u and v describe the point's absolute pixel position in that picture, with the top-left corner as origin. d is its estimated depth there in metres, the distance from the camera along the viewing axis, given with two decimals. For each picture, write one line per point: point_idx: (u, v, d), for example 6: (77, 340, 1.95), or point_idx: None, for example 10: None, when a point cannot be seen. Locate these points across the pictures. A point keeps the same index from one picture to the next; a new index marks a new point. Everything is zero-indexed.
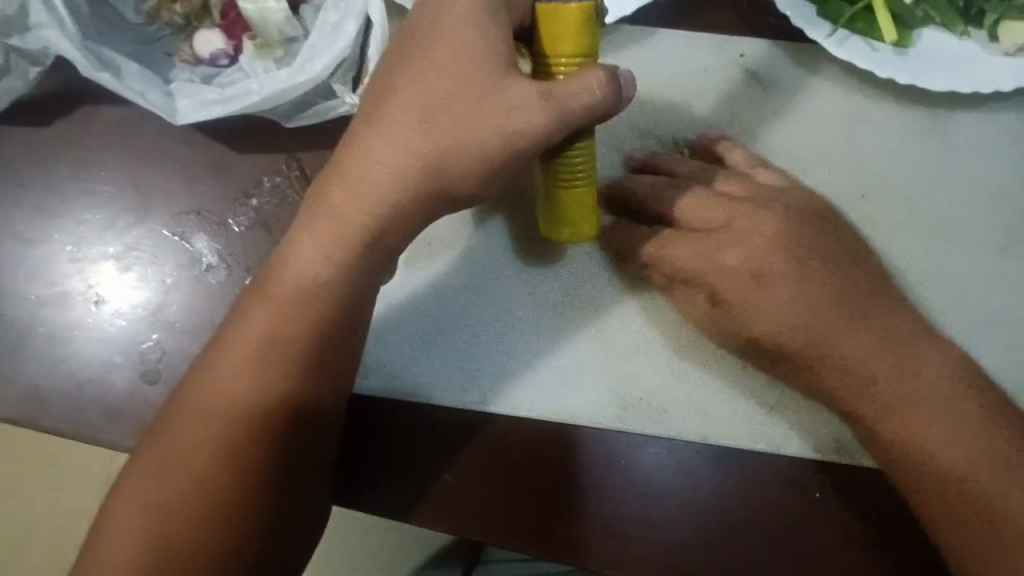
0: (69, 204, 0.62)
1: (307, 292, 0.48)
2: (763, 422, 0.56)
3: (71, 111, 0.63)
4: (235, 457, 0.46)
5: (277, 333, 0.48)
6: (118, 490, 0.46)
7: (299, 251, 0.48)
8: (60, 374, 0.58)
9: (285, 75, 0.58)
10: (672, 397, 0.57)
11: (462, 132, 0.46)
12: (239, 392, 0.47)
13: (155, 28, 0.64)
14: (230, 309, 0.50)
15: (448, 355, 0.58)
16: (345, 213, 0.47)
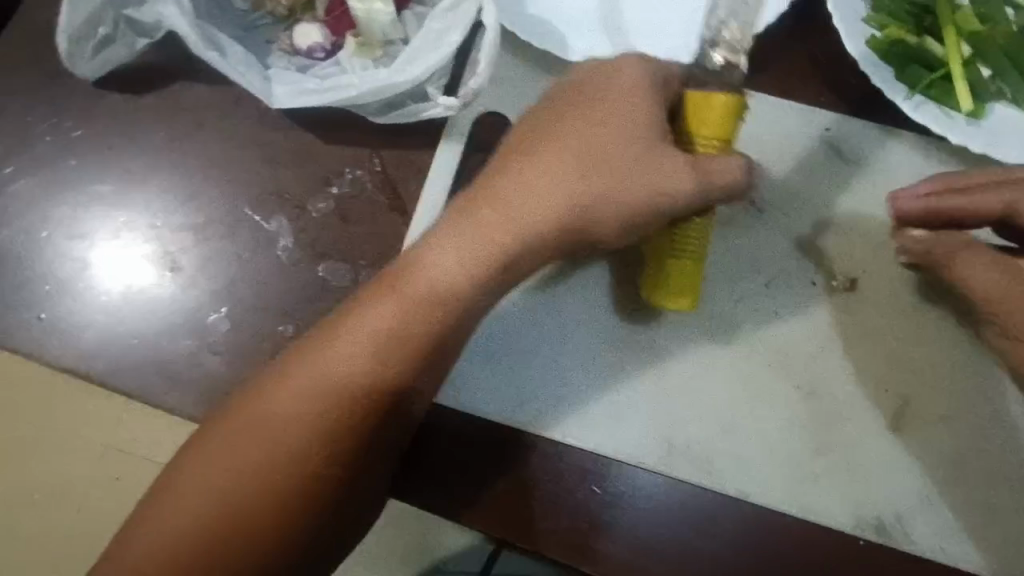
0: (153, 172, 0.64)
1: (437, 297, 0.49)
2: (817, 484, 0.57)
3: (167, 84, 0.65)
4: (324, 444, 0.47)
5: (400, 334, 0.49)
6: (197, 445, 0.47)
7: (435, 258, 0.50)
8: (130, 336, 0.61)
9: (384, 74, 0.60)
10: (735, 451, 0.57)
11: (614, 182, 0.49)
12: (351, 386, 0.48)
13: (256, 16, 0.66)
14: (350, 298, 0.51)
15: (529, 384, 0.59)
16: (489, 231, 0.49)
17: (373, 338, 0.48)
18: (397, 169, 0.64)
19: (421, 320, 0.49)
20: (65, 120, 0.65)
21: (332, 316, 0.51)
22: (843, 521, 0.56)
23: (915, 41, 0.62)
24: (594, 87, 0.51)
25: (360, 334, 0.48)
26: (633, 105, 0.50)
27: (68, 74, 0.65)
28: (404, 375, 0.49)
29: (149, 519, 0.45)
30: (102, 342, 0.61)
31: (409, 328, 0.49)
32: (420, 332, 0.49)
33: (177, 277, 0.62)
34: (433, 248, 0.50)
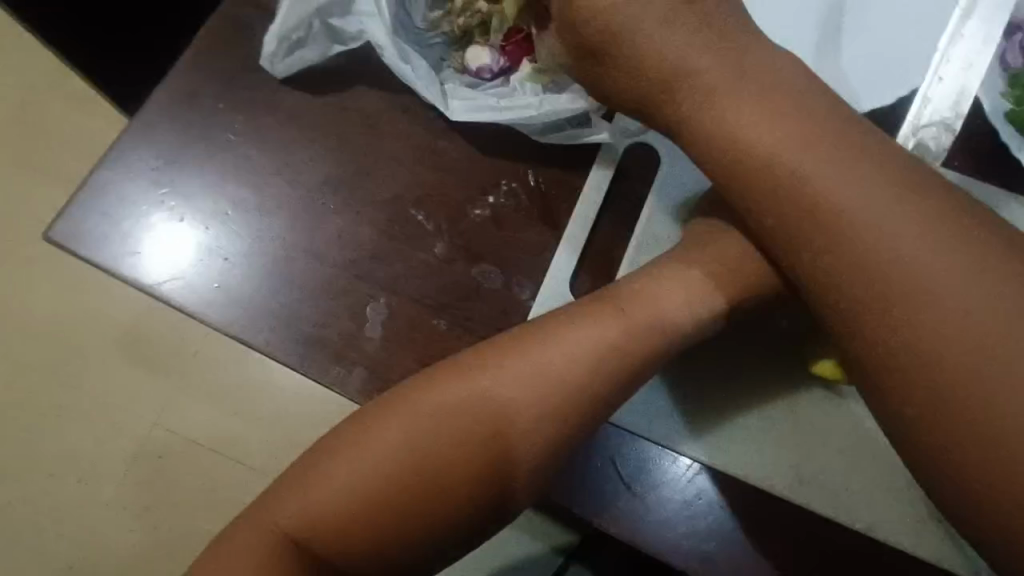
0: (328, 165, 0.70)
1: (657, 324, 0.56)
2: (942, 535, 0.60)
3: (349, 87, 0.71)
4: (525, 429, 0.53)
5: (622, 348, 0.55)
6: (411, 405, 0.53)
7: (663, 292, 0.58)
8: (298, 312, 0.66)
9: (561, 100, 0.67)
10: (876, 497, 0.61)
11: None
12: (572, 389, 0.53)
13: (432, 34, 0.71)
14: (570, 306, 0.57)
15: (696, 414, 0.63)
16: (722, 285, 0.58)
17: (596, 354, 0.54)
18: (552, 186, 0.69)
19: (635, 340, 0.55)
20: (256, 112, 0.71)
21: (545, 318, 0.56)
22: (963, 566, 0.59)
23: None
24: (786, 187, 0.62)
25: (589, 345, 0.54)
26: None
27: (265, 71, 0.71)
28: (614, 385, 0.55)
29: (361, 459, 0.52)
30: (273, 316, 0.66)
31: (622, 346, 0.55)
32: (632, 352, 0.55)
33: (344, 263, 0.67)
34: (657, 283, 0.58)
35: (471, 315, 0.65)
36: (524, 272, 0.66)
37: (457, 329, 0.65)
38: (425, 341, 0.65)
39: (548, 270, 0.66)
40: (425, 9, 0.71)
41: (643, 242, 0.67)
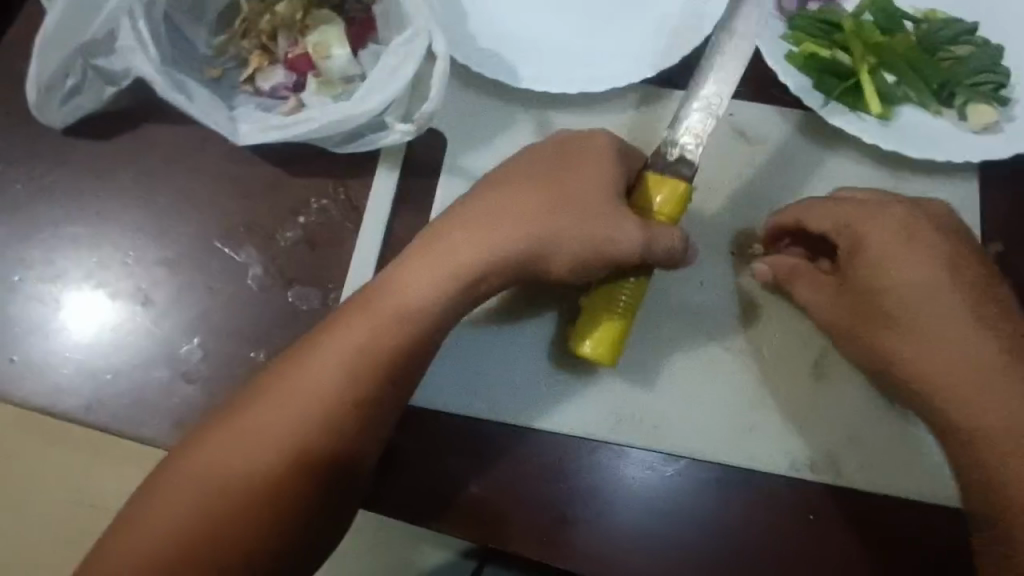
0: (124, 212, 0.67)
1: (412, 315, 0.55)
2: (757, 442, 0.61)
3: (137, 127, 0.68)
4: (298, 447, 0.51)
5: (376, 346, 0.54)
6: (181, 456, 0.51)
7: (413, 280, 0.55)
8: (109, 372, 0.63)
9: (345, 107, 0.64)
10: (685, 423, 0.62)
11: (572, 224, 0.56)
12: (331, 396, 0.52)
13: (221, 61, 0.71)
14: (328, 315, 0.55)
15: (501, 386, 0.63)
16: (471, 270, 0.56)
17: (352, 351, 0.53)
18: (360, 196, 0.68)
19: (389, 332, 0.54)
20: (38, 168, 0.67)
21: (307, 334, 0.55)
22: (777, 464, 0.61)
23: (827, 54, 0.69)
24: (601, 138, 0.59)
25: (343, 343, 0.53)
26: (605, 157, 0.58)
27: (41, 125, 0.68)
28: (375, 380, 0.53)
29: (125, 530, 0.48)
30: (82, 378, 0.63)
31: (373, 341, 0.54)
32: (387, 343, 0.54)
33: (152, 309, 0.64)
34: (404, 267, 0.56)
35: (291, 340, 0.63)
36: (342, 287, 0.65)
37: (278, 357, 0.63)
38: (246, 376, 0.62)
39: (366, 281, 0.65)
40: (209, 37, 0.71)
41: None
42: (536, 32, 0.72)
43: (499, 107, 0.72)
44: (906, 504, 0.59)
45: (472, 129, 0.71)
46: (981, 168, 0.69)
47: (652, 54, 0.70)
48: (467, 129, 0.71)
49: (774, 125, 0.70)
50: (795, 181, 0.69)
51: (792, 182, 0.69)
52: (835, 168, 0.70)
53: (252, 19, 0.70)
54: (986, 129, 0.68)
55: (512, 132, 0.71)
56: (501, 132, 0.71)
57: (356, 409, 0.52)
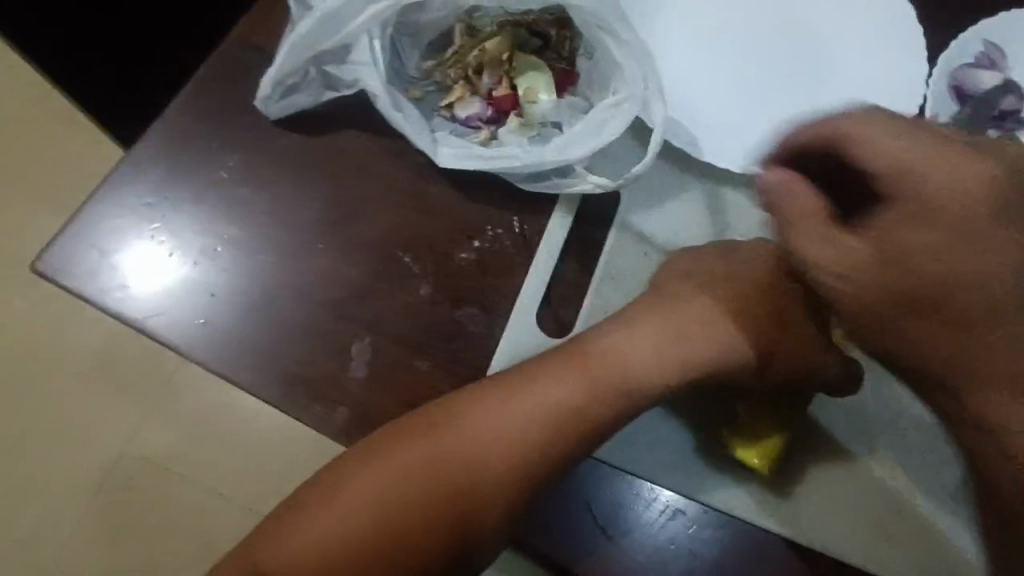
0: (318, 206, 0.71)
1: (620, 389, 0.60)
2: (897, 561, 0.63)
3: (341, 130, 0.73)
4: (487, 480, 0.57)
5: (583, 408, 0.59)
6: (385, 455, 0.56)
7: (631, 354, 0.61)
8: (282, 351, 0.67)
9: (542, 150, 0.69)
10: (841, 530, 0.63)
11: (789, 349, 0.64)
12: (530, 443, 0.57)
13: (424, 84, 0.76)
14: (543, 363, 0.60)
15: (676, 461, 0.65)
16: (691, 365, 0.62)
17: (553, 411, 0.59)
18: (535, 234, 0.71)
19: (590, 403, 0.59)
20: (251, 153, 0.73)
21: (521, 375, 0.60)
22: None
23: None
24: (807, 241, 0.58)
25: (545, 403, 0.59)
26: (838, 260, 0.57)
27: (258, 114, 0.73)
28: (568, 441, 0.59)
29: (324, 500, 0.56)
30: (257, 353, 0.67)
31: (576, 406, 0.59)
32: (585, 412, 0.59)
33: (330, 303, 0.68)
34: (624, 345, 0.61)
35: (453, 358, 0.67)
36: (508, 316, 0.68)
37: (439, 372, 0.66)
38: (407, 384, 0.65)
39: (531, 315, 0.68)
40: (418, 60, 0.76)
41: (605, 275, 0.71)
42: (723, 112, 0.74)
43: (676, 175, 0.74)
44: None
45: (646, 190, 0.74)
46: None
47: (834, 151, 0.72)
48: (641, 188, 0.74)
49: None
50: None
51: None
52: None
53: (463, 51, 0.76)
54: None
55: (682, 200, 0.74)
56: (672, 198, 0.74)
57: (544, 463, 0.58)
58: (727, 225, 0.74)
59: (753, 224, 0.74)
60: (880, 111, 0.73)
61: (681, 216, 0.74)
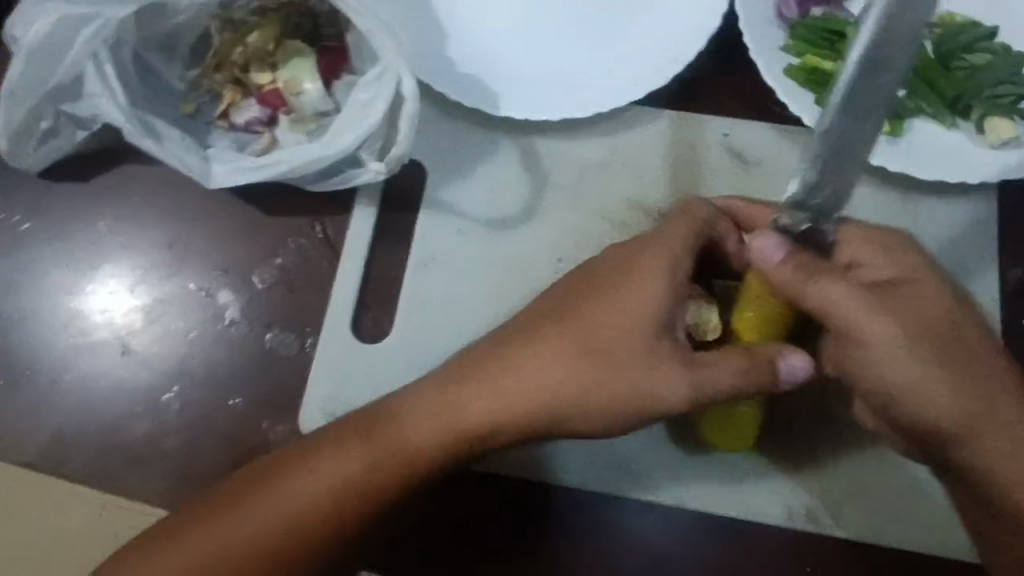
0: (104, 255, 0.66)
1: (404, 459, 0.53)
2: (748, 488, 0.60)
3: (114, 168, 0.67)
4: (279, 551, 0.52)
5: (374, 478, 0.53)
6: (172, 525, 0.52)
7: (412, 418, 0.54)
8: (87, 421, 0.62)
9: (315, 147, 0.60)
10: (683, 464, 0.60)
11: (606, 367, 0.52)
12: (321, 513, 0.52)
13: (195, 95, 0.68)
14: (339, 424, 0.55)
15: None
16: (467, 430, 0.54)
17: (395, 447, 0.54)
18: (339, 235, 0.66)
19: (460, 430, 0.53)
20: (22, 213, 0.67)
21: (320, 434, 0.55)
22: (776, 517, 0.59)
23: (830, 65, 0.65)
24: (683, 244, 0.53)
25: (387, 440, 0.54)
26: (677, 284, 0.52)
27: (19, 168, 0.67)
28: (422, 471, 0.54)
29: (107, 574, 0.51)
30: (62, 429, 0.62)
31: (463, 434, 0.53)
32: (447, 442, 0.54)
33: (133, 358, 0.64)
34: (406, 408, 0.54)
35: (274, 387, 0.63)
36: (324, 330, 0.64)
37: (261, 405, 0.63)
38: (225, 424, 0.62)
39: (346, 326, 0.64)
40: (183, 70, 0.68)
41: (419, 261, 0.66)
42: (520, 60, 0.68)
43: (484, 135, 0.68)
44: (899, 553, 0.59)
45: (450, 160, 0.67)
46: (996, 187, 0.65)
47: (639, 77, 0.67)
48: (445, 158, 0.68)
49: (771, 146, 0.67)
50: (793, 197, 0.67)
51: None
52: None
53: (224, 52, 0.68)
54: (1005, 143, 0.63)
55: (492, 161, 0.68)
56: (481, 161, 0.68)
57: (393, 497, 0.54)
58: (546, 178, 0.67)
59: (574, 170, 0.67)
60: (682, 23, 0.66)
61: (497, 177, 0.67)
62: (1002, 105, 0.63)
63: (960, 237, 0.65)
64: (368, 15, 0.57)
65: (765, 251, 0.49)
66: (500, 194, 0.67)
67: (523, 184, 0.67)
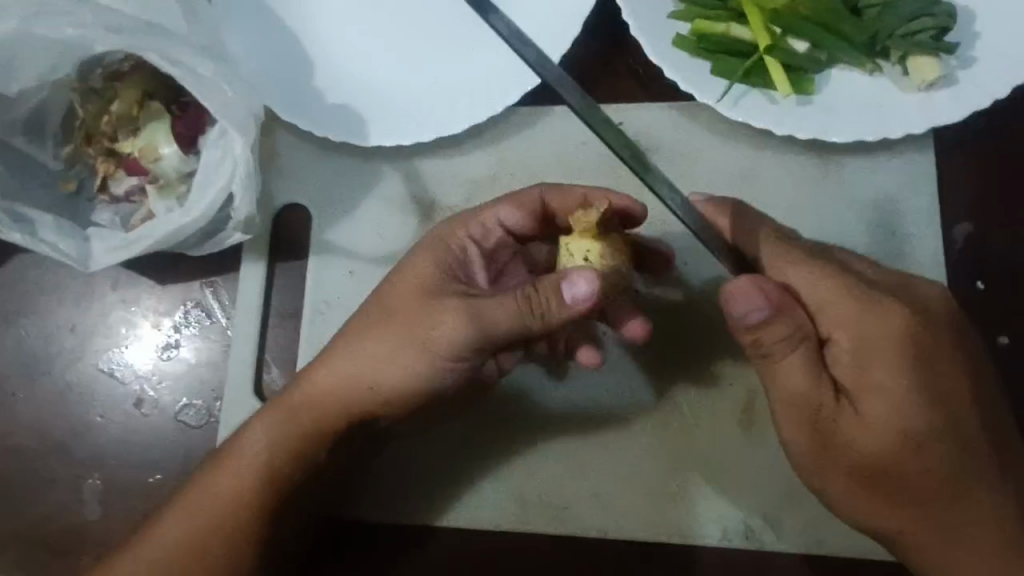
0: (8, 349, 0.65)
1: (262, 472, 0.52)
2: (679, 510, 0.55)
3: (8, 259, 0.66)
4: None
5: (239, 496, 0.51)
6: None
7: (256, 430, 0.52)
8: (11, 521, 0.61)
9: (176, 217, 0.60)
10: (606, 490, 0.56)
11: (408, 340, 0.51)
12: (199, 552, 0.51)
13: (71, 172, 0.66)
14: (204, 464, 0.53)
15: (420, 479, 0.57)
16: (302, 424, 0.52)
17: (241, 482, 0.51)
18: (234, 296, 0.64)
19: (295, 444, 0.52)
20: None
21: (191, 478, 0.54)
22: (714, 537, 0.54)
23: (722, 28, 0.59)
24: (481, 237, 0.55)
25: (236, 468, 0.52)
26: (443, 267, 0.52)
27: None
28: (274, 492, 0.52)
29: None
30: None
31: (297, 447, 0.52)
32: (285, 455, 0.52)
33: (47, 449, 0.63)
34: (256, 422, 0.52)
35: (187, 462, 0.61)
36: (227, 396, 0.62)
37: (176, 482, 0.61)
38: (144, 506, 0.61)
39: (249, 390, 0.61)
40: (56, 147, 0.66)
41: (315, 310, 0.63)
42: (388, 77, 0.63)
43: (364, 166, 0.64)
44: (860, 560, 0.53)
45: (334, 197, 0.64)
46: (932, 132, 0.58)
47: (517, 74, 0.61)
48: (328, 196, 0.64)
49: (669, 129, 0.61)
50: (699, 181, 0.60)
51: (705, 194, 0.60)
52: (746, 163, 0.60)
53: (91, 123, 0.65)
54: (931, 85, 0.56)
55: (375, 193, 0.64)
56: (364, 194, 0.64)
57: (261, 520, 0.52)
58: (434, 203, 0.63)
59: (462, 189, 0.63)
60: (553, 9, 0.61)
61: (384, 209, 0.64)
62: (922, 42, 0.55)
63: (895, 196, 0.58)
64: (192, 80, 0.58)
65: (742, 309, 0.46)
66: (388, 227, 0.64)
67: (409, 213, 0.64)
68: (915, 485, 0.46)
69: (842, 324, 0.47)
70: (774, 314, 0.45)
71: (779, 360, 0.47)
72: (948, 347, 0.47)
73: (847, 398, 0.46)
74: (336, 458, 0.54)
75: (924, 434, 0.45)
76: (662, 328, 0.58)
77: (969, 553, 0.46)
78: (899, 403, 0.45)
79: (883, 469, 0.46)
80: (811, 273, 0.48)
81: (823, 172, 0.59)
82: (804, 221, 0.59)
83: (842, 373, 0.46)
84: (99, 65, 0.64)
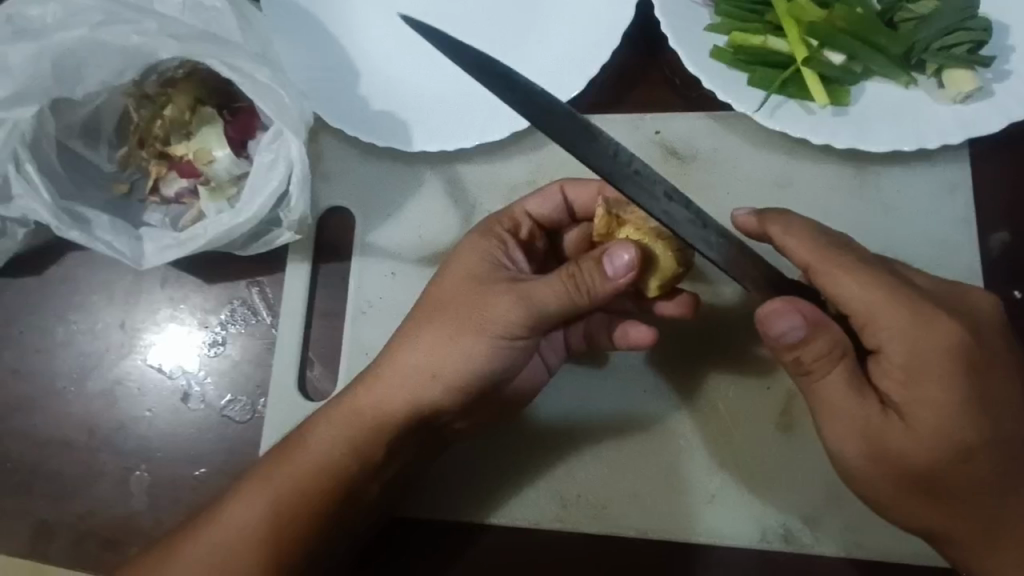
0: (61, 341, 0.67)
1: (319, 471, 0.53)
2: (715, 512, 0.56)
3: (63, 257, 0.69)
4: None
5: (296, 497, 0.52)
6: None
7: (313, 435, 0.54)
8: (64, 508, 0.63)
9: (227, 219, 0.62)
10: (649, 491, 0.57)
11: (452, 329, 0.52)
12: (246, 551, 0.51)
13: (126, 173, 0.68)
14: (260, 461, 0.55)
15: (470, 475, 0.59)
16: (357, 424, 0.53)
17: (297, 479, 0.53)
18: (278, 295, 0.66)
19: (357, 440, 0.53)
20: None
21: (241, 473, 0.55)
22: (749, 538, 0.55)
23: (759, 40, 0.60)
24: (514, 230, 0.57)
25: (290, 468, 0.53)
26: (484, 260, 0.54)
27: None
28: (334, 487, 0.53)
29: None
30: (38, 521, 0.63)
31: (358, 442, 0.53)
32: (351, 451, 0.53)
33: (97, 440, 0.65)
34: (313, 426, 0.54)
35: (232, 455, 0.63)
36: (270, 392, 0.63)
37: (222, 474, 0.63)
38: (190, 496, 0.62)
39: (293, 386, 0.63)
40: (112, 151, 0.69)
41: (356, 309, 0.64)
42: (430, 83, 0.65)
43: (407, 169, 0.66)
44: (900, 562, 0.53)
45: (378, 199, 0.66)
46: (967, 143, 0.59)
47: (559, 83, 0.62)
48: (372, 198, 0.66)
49: (705, 138, 0.62)
50: (735, 188, 0.61)
51: (741, 200, 0.61)
52: (781, 172, 0.61)
53: (144, 127, 0.67)
54: (967, 97, 0.57)
55: (417, 194, 0.66)
56: (407, 197, 0.66)
57: (322, 521, 0.53)
58: (474, 206, 0.65)
59: (500, 194, 0.65)
60: (593, 19, 0.63)
61: (424, 211, 0.66)
62: (958, 55, 0.56)
63: (930, 203, 0.59)
64: (248, 86, 0.60)
65: (780, 329, 0.45)
66: (429, 229, 0.65)
67: (447, 216, 0.65)
68: (959, 489, 0.46)
69: (896, 338, 0.45)
70: (814, 332, 0.45)
71: (822, 375, 0.47)
72: (996, 350, 0.46)
73: (892, 408, 0.46)
74: (398, 451, 0.55)
75: (971, 442, 0.45)
76: (698, 332, 0.59)
77: (1010, 549, 0.47)
78: (949, 415, 0.45)
79: (927, 477, 0.46)
80: (866, 281, 0.46)
81: (855, 181, 0.60)
82: (839, 227, 0.60)
83: (888, 386, 0.46)
84: (153, 72, 0.67)
